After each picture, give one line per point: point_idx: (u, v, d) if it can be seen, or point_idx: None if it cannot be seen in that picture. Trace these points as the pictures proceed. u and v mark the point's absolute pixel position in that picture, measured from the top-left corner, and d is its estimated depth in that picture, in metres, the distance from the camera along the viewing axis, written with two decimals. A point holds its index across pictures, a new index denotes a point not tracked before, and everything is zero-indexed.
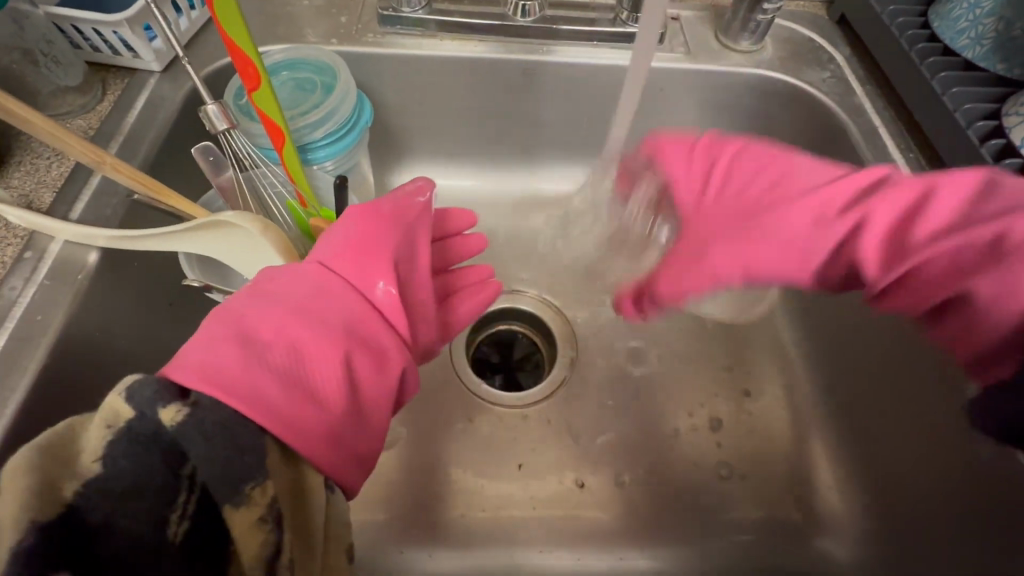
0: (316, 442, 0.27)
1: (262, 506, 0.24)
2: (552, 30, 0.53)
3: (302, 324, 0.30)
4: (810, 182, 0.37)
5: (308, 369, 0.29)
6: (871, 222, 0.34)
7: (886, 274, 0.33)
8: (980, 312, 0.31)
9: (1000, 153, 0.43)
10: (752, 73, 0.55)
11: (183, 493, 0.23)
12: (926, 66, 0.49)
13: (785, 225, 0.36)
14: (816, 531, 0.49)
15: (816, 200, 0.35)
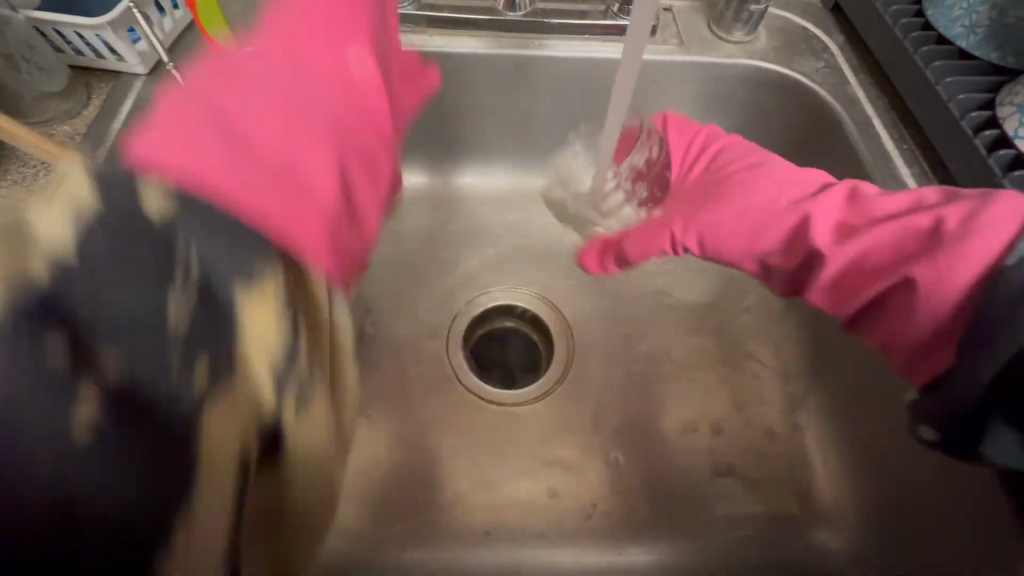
0: (327, 251, 0.25)
1: (274, 300, 0.23)
2: (543, 24, 0.53)
3: (290, 120, 0.26)
4: (788, 182, 0.44)
5: (298, 172, 0.25)
6: (827, 219, 0.41)
7: (833, 265, 0.39)
8: (910, 296, 0.36)
9: (994, 144, 0.43)
10: (744, 64, 0.55)
11: (180, 281, 0.21)
12: (920, 55, 0.48)
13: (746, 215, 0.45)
14: (812, 521, 0.50)
15: (787, 203, 0.43)
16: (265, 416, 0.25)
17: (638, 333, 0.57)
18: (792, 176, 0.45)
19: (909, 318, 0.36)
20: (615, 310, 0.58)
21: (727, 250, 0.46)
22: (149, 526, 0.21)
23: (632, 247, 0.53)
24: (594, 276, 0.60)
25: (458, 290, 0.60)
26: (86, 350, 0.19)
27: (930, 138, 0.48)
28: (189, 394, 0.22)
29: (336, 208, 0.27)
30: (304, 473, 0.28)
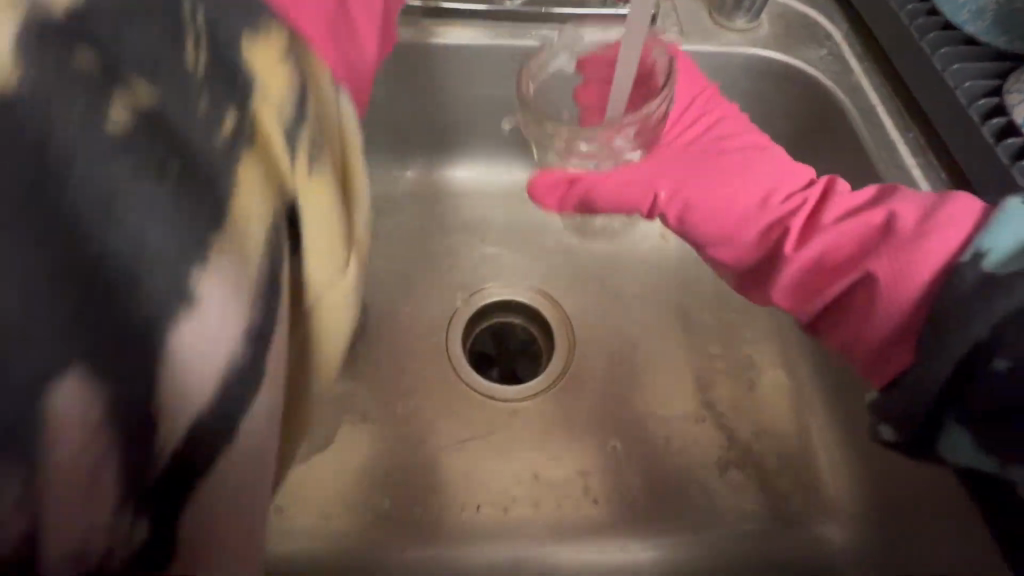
0: (317, 40, 0.32)
1: (278, 46, 0.27)
2: (540, 14, 0.52)
3: None
4: (769, 168, 0.44)
5: None
6: (800, 214, 0.43)
7: (803, 259, 0.41)
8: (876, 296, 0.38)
9: (1002, 132, 0.42)
10: (745, 53, 0.54)
11: (188, 41, 0.25)
12: (926, 42, 0.47)
13: (731, 199, 0.44)
14: (814, 515, 0.50)
15: (765, 191, 0.44)
16: (287, 185, 0.27)
17: (640, 327, 0.57)
18: (771, 160, 0.45)
19: (874, 322, 0.38)
20: (615, 304, 0.58)
21: (702, 230, 0.45)
22: (183, 264, 0.22)
23: (603, 195, 0.47)
24: (595, 269, 0.59)
25: (456, 286, 0.59)
26: (125, 77, 0.23)
27: (935, 126, 0.47)
28: (218, 136, 0.25)
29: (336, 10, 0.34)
30: (329, 285, 0.30)
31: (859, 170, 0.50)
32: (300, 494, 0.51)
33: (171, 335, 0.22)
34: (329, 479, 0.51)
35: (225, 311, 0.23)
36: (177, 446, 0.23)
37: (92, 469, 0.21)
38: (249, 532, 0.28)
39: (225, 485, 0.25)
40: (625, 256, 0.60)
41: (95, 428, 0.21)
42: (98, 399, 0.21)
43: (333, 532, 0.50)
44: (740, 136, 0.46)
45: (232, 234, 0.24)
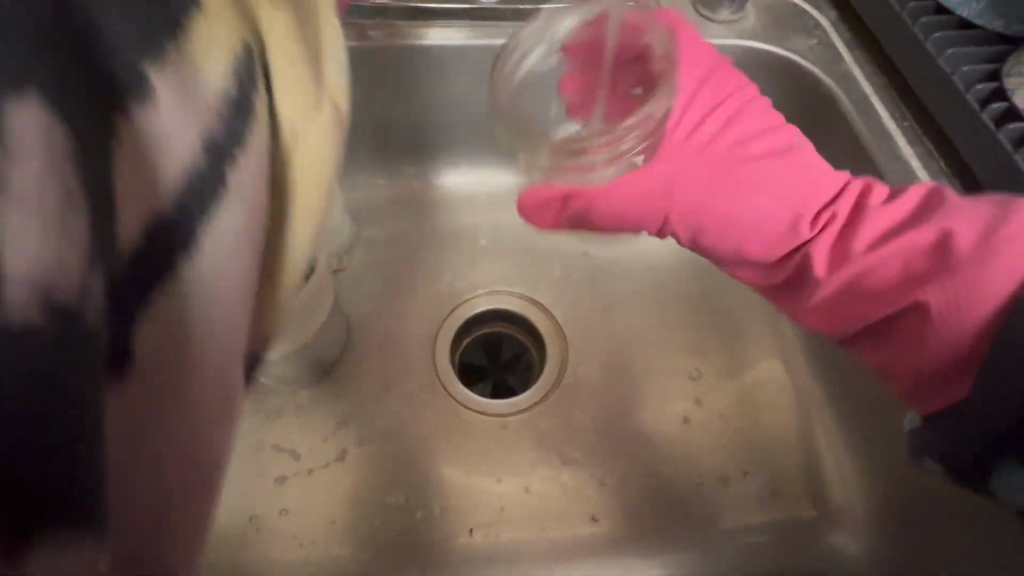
0: None
1: None
2: (518, 11, 0.50)
3: None
4: (795, 181, 0.42)
5: None
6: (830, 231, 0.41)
7: (841, 279, 0.40)
8: (929, 325, 0.37)
9: (1002, 118, 0.40)
10: (732, 44, 0.52)
11: None
12: (919, 26, 0.45)
13: (758, 218, 0.42)
14: (822, 523, 0.48)
15: (793, 207, 0.42)
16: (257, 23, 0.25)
17: (635, 333, 0.55)
18: (795, 169, 0.43)
19: (926, 351, 0.37)
20: (609, 310, 0.56)
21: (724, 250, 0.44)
22: (136, 48, 0.20)
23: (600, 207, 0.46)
24: (588, 274, 0.57)
25: (442, 297, 0.57)
26: None
27: (932, 115, 0.46)
28: None
29: None
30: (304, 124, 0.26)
31: (854, 162, 0.49)
32: (285, 522, 0.48)
33: (138, 114, 0.20)
34: (315, 506, 0.49)
35: (193, 102, 0.21)
36: (135, 241, 0.20)
37: (49, 221, 0.17)
38: (223, 398, 0.23)
39: (192, 315, 0.21)
40: (617, 261, 0.58)
41: (54, 160, 0.17)
42: (58, 144, 0.17)
43: (317, 563, 0.47)
44: (762, 138, 0.44)
45: (191, 43, 0.21)
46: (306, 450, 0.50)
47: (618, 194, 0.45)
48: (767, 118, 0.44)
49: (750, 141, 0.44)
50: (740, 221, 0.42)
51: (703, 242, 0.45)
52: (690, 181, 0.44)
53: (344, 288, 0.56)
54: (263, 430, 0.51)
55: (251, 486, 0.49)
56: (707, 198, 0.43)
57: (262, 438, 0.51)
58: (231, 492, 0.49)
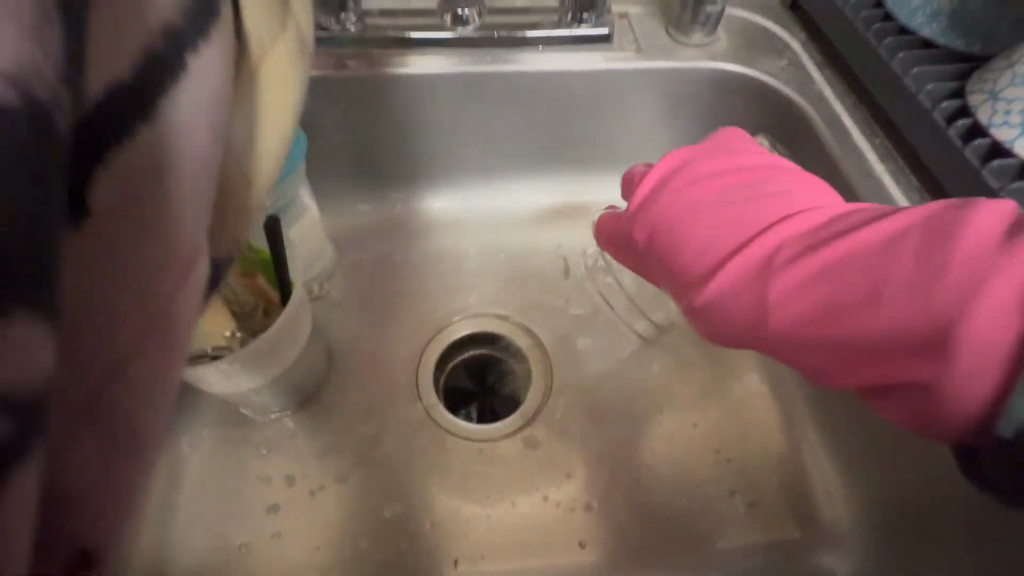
0: None
1: None
2: (495, 39, 0.51)
3: None
4: (751, 273, 0.36)
5: None
6: (800, 322, 0.34)
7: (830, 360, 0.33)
8: (936, 397, 0.29)
9: (969, 133, 0.41)
10: (706, 67, 0.53)
11: None
12: (884, 47, 0.47)
13: (733, 319, 0.37)
14: (812, 545, 0.47)
15: (754, 294, 0.36)
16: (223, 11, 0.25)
17: (620, 353, 0.55)
18: (738, 270, 0.37)
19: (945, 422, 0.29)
20: (594, 332, 0.56)
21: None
22: None
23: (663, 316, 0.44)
24: (572, 294, 0.58)
25: (426, 320, 0.57)
26: None
27: (901, 131, 0.46)
28: None
29: None
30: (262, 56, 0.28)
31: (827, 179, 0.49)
32: (266, 559, 0.47)
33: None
34: (295, 540, 0.47)
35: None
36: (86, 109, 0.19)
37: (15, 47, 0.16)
38: (189, 262, 0.22)
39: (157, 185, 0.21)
40: (600, 280, 0.58)
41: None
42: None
43: None
44: (697, 220, 0.39)
45: None
46: (288, 480, 0.49)
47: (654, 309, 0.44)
48: (695, 197, 0.40)
49: (690, 226, 0.40)
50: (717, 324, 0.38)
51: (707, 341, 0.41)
52: (670, 281, 0.42)
53: (328, 314, 0.56)
54: (244, 461, 0.50)
55: (235, 519, 0.48)
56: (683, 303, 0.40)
57: (246, 471, 0.50)
58: (211, 527, 0.48)
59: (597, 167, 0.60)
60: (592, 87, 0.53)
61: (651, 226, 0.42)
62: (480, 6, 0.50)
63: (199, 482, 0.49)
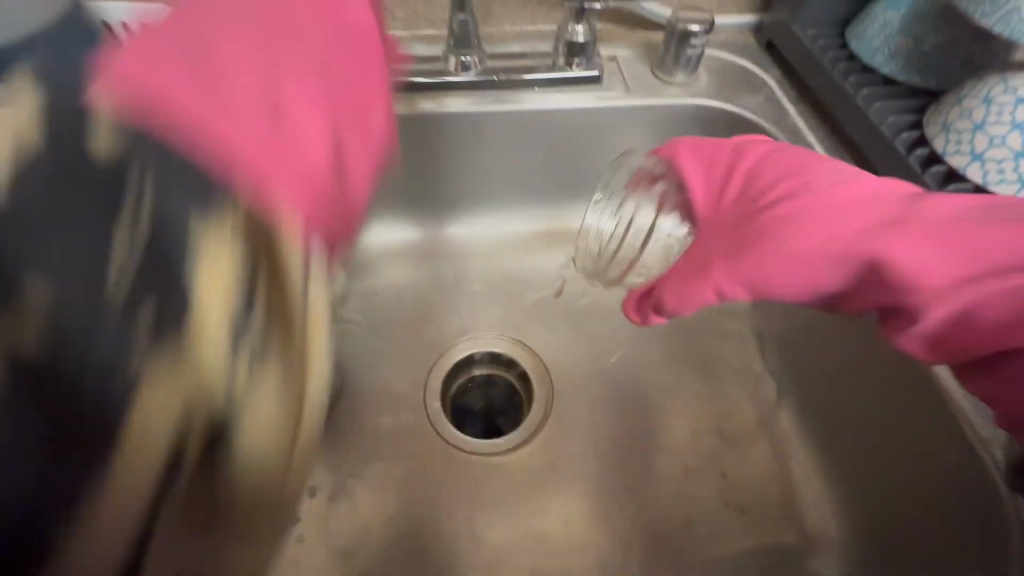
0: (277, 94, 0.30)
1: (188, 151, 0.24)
2: (495, 81, 0.56)
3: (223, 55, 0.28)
4: (861, 208, 0.35)
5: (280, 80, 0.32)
6: (919, 253, 0.32)
7: (947, 305, 0.30)
8: None
9: (928, 160, 0.45)
10: (689, 103, 0.58)
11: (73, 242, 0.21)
12: (849, 84, 0.51)
13: (827, 245, 0.34)
14: (807, 549, 0.48)
15: (867, 225, 0.34)
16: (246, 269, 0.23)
17: (617, 369, 0.57)
18: (866, 190, 0.35)
19: None
20: (590, 350, 0.59)
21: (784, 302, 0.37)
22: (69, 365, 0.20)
23: (673, 300, 0.39)
24: (570, 314, 0.61)
25: (433, 341, 0.60)
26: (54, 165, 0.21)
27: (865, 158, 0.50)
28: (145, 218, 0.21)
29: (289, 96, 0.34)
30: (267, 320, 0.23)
31: None
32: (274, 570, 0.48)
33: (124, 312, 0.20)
34: (302, 552, 0.49)
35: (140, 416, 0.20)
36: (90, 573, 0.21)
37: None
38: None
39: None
40: (596, 301, 0.61)
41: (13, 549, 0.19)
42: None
43: None
44: (802, 166, 0.38)
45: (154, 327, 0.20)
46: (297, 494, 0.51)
47: (672, 285, 0.39)
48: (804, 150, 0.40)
49: (790, 172, 0.38)
50: (802, 250, 0.34)
51: (763, 278, 0.35)
52: (741, 218, 0.38)
53: (339, 336, 0.59)
54: None
55: None
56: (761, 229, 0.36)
57: None
58: None
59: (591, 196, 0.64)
60: (585, 123, 0.58)
61: (744, 168, 0.40)
62: (480, 53, 0.55)
63: None
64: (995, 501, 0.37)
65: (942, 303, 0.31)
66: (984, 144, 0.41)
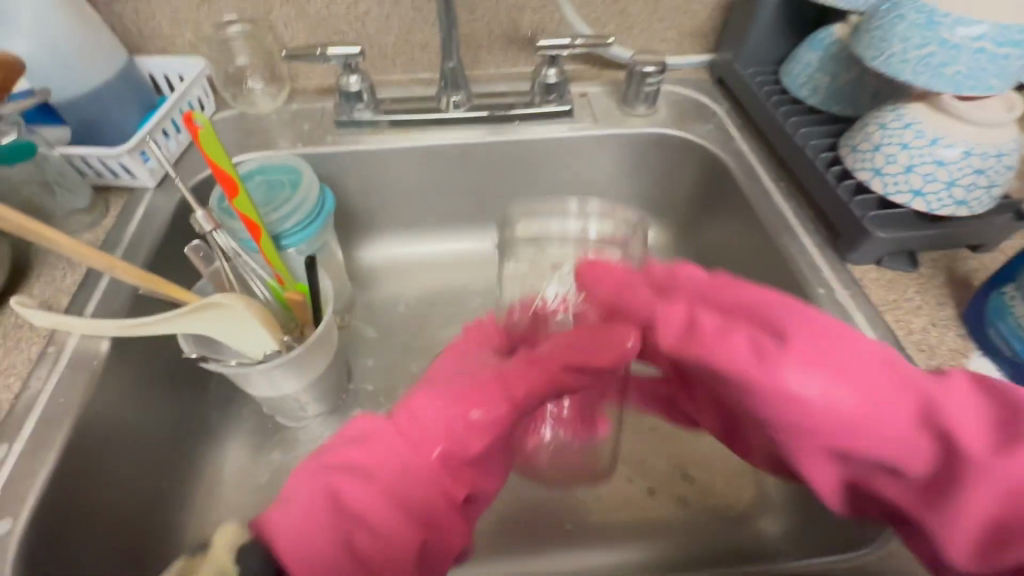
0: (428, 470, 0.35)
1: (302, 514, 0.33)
2: (480, 116, 0.65)
3: (400, 462, 0.35)
4: (888, 370, 0.32)
5: (395, 478, 0.34)
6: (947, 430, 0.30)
7: (993, 497, 0.28)
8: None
9: (841, 176, 0.53)
10: (648, 132, 0.67)
11: None
12: (780, 114, 0.60)
13: (857, 393, 0.31)
14: (757, 509, 0.53)
15: (898, 388, 0.31)
16: None
17: None
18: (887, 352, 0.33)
19: None
20: None
21: (794, 425, 0.33)
22: None
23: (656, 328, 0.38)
24: None
25: (427, 342, 0.68)
26: None
27: (794, 174, 0.59)
28: None
29: (426, 462, 0.35)
30: None
31: (743, 213, 0.61)
32: None
33: None
34: None
35: None
36: None
37: None
38: None
39: None
40: None
41: None
42: None
43: None
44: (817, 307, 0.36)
45: None
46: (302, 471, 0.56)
47: (667, 315, 0.38)
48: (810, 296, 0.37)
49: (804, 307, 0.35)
50: (832, 390, 0.31)
51: (783, 401, 0.32)
52: (764, 329, 0.35)
53: (345, 338, 0.67)
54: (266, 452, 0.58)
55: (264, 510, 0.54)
56: (790, 354, 0.33)
57: (265, 464, 0.57)
58: (244, 517, 0.53)
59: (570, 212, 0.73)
60: (559, 150, 0.67)
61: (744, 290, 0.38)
62: (467, 93, 0.65)
63: (235, 481, 0.55)
64: None
65: (980, 488, 0.28)
66: (882, 161, 0.49)
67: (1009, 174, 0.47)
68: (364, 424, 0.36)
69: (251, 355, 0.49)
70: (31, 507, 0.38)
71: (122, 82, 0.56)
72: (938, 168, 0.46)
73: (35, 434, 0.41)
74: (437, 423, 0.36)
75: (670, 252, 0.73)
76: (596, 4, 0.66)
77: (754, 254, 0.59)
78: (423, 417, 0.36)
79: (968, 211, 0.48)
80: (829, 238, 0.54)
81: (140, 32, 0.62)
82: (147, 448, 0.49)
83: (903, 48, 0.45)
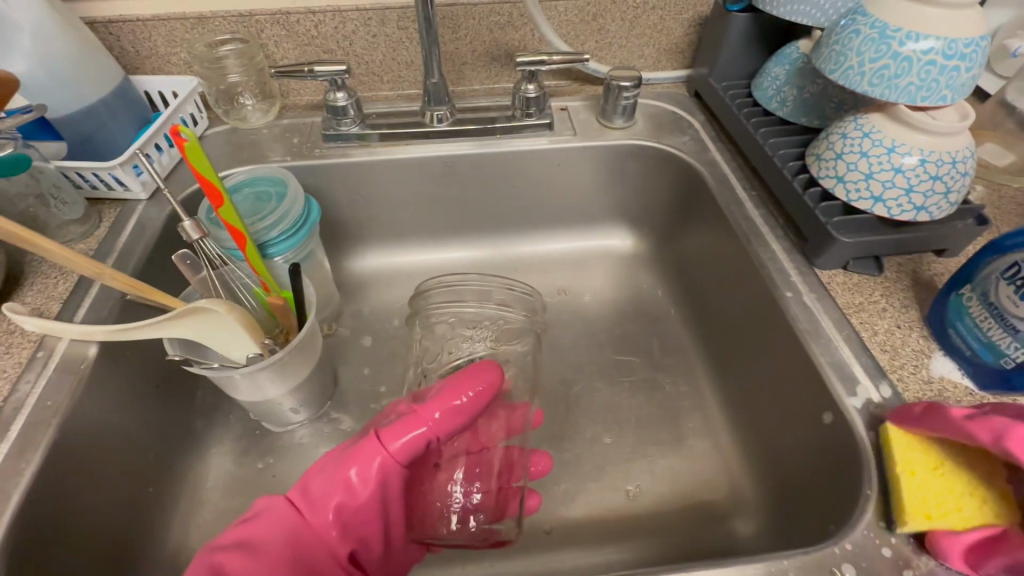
0: (312, 539, 0.42)
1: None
2: (464, 130, 0.67)
3: (287, 530, 0.42)
4: None
5: (282, 545, 0.41)
6: None
7: None
8: None
9: (807, 184, 0.55)
10: (626, 143, 0.69)
11: None
12: (752, 125, 0.63)
13: None
14: (733, 511, 0.54)
15: None
16: None
17: (573, 368, 0.65)
18: None
19: None
20: (553, 353, 0.67)
21: None
22: None
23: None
24: None
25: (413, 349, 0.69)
26: None
27: (765, 182, 0.61)
28: None
29: (308, 528, 0.43)
30: None
31: (716, 220, 0.63)
32: None
33: None
34: None
35: None
36: None
37: None
38: None
39: None
40: (557, 313, 0.71)
41: None
42: None
43: None
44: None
45: None
46: (284, 476, 0.57)
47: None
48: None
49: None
50: None
51: None
52: None
53: (333, 345, 0.69)
54: (250, 458, 0.58)
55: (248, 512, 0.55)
56: None
57: (248, 469, 0.57)
58: (228, 520, 0.54)
59: (553, 222, 0.76)
60: (540, 162, 0.69)
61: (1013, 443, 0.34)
62: (451, 108, 0.67)
63: (220, 485, 0.56)
64: (847, 452, 0.43)
65: None
66: (844, 169, 0.51)
67: (964, 182, 0.48)
68: (263, 502, 0.44)
69: (236, 360, 0.51)
70: (16, 506, 0.39)
71: (117, 99, 0.58)
72: (897, 175, 0.48)
73: (22, 435, 0.42)
74: (323, 493, 0.44)
75: (650, 260, 0.75)
76: (574, 22, 0.68)
77: (727, 260, 0.61)
78: (313, 490, 0.44)
79: (928, 217, 0.49)
80: (798, 244, 0.56)
81: (137, 52, 0.65)
82: (134, 451, 0.50)
83: (860, 60, 0.48)
